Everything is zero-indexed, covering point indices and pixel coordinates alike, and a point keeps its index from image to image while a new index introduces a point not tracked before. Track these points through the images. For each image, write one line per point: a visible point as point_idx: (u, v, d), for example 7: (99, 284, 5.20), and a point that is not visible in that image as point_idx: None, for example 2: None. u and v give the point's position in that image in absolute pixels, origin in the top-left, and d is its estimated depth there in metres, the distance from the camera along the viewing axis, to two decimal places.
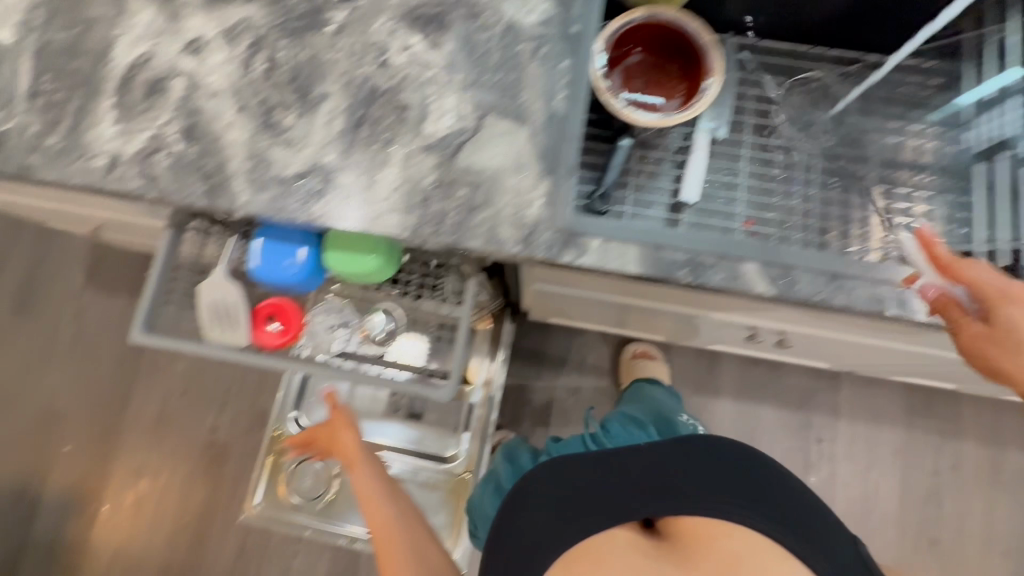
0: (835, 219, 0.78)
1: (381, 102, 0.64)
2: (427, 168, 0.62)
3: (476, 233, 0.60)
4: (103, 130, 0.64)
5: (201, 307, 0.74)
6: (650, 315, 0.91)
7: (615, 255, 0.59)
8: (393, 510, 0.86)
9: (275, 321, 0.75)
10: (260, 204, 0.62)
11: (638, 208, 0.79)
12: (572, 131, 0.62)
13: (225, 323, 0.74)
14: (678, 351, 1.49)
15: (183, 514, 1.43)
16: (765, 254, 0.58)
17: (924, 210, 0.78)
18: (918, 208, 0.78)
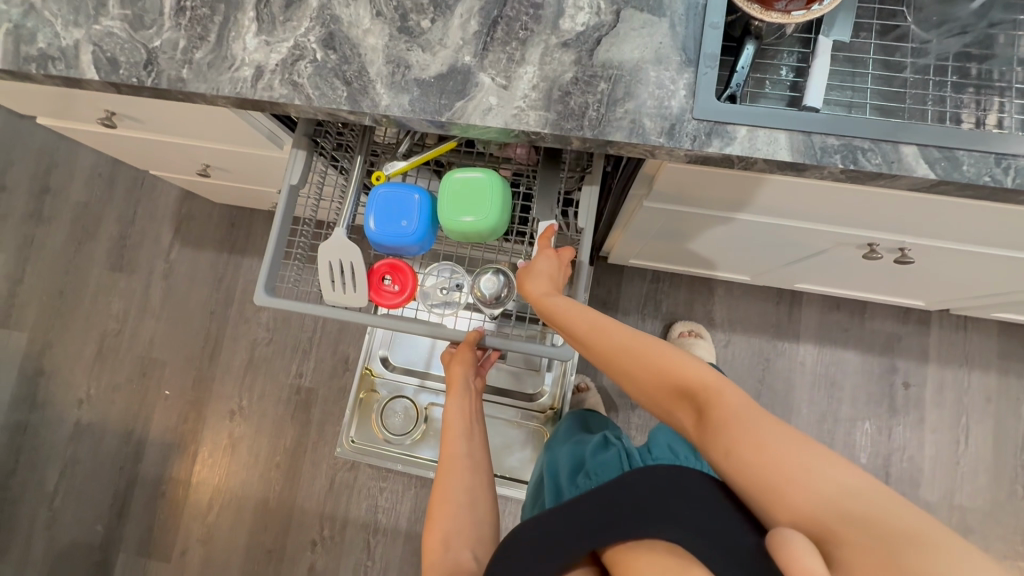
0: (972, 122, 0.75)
1: (515, 2, 0.64)
2: (564, 65, 0.62)
3: (619, 126, 0.60)
4: (248, 42, 0.66)
5: (322, 267, 0.71)
6: (753, 231, 0.89)
7: (763, 143, 0.58)
8: (470, 481, 0.74)
9: (389, 278, 0.74)
10: (401, 105, 0.63)
11: None
12: (713, 21, 0.61)
13: (344, 283, 0.72)
14: (756, 296, 1.46)
15: (273, 455, 1.49)
16: (927, 136, 0.56)
17: None
18: None
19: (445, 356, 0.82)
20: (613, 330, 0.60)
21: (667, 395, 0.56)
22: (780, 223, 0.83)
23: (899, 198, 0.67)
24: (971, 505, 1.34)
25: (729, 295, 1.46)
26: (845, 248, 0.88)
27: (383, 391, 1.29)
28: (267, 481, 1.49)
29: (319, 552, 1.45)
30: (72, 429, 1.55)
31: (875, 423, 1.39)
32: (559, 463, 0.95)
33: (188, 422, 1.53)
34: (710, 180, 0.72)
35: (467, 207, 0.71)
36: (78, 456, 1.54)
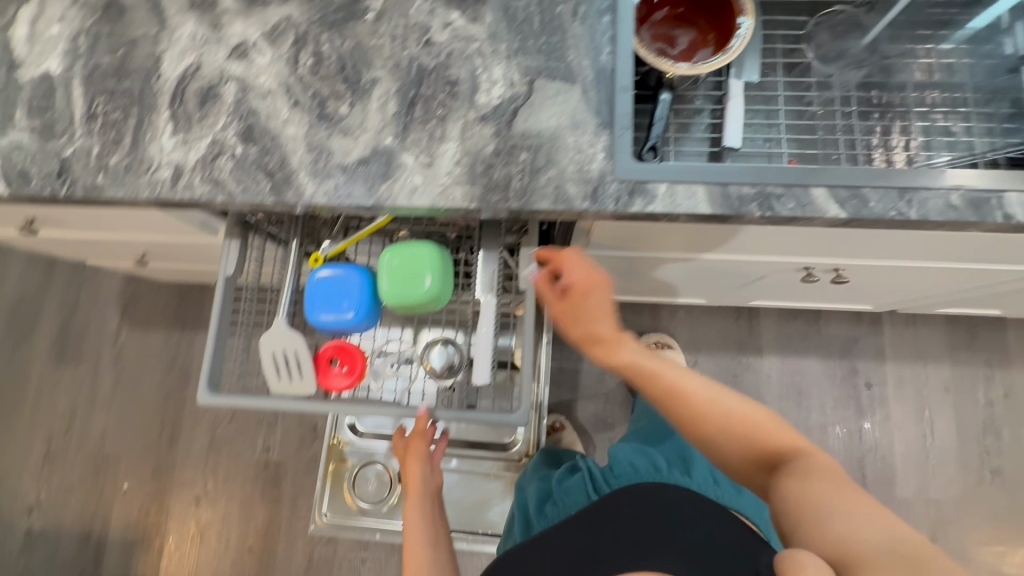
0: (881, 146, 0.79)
1: (431, 80, 0.65)
2: (485, 138, 0.63)
3: (543, 194, 0.61)
4: (164, 142, 0.65)
5: (265, 358, 0.70)
6: (695, 265, 0.91)
7: (683, 198, 0.60)
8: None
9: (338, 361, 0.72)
10: (326, 193, 0.63)
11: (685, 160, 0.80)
12: (623, 83, 0.63)
13: (289, 371, 0.70)
14: (716, 316, 1.48)
15: (245, 537, 1.42)
16: (834, 176, 0.59)
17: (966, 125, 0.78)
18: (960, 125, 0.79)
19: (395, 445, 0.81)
20: (691, 389, 0.61)
21: (749, 460, 0.58)
22: (720, 258, 0.85)
23: (819, 232, 0.70)
24: (945, 496, 1.37)
25: (689, 317, 1.49)
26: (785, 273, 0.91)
27: (353, 459, 1.25)
28: (241, 567, 1.41)
29: None
30: None
31: (844, 427, 1.42)
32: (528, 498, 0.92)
33: (150, 515, 1.44)
34: (645, 231, 0.73)
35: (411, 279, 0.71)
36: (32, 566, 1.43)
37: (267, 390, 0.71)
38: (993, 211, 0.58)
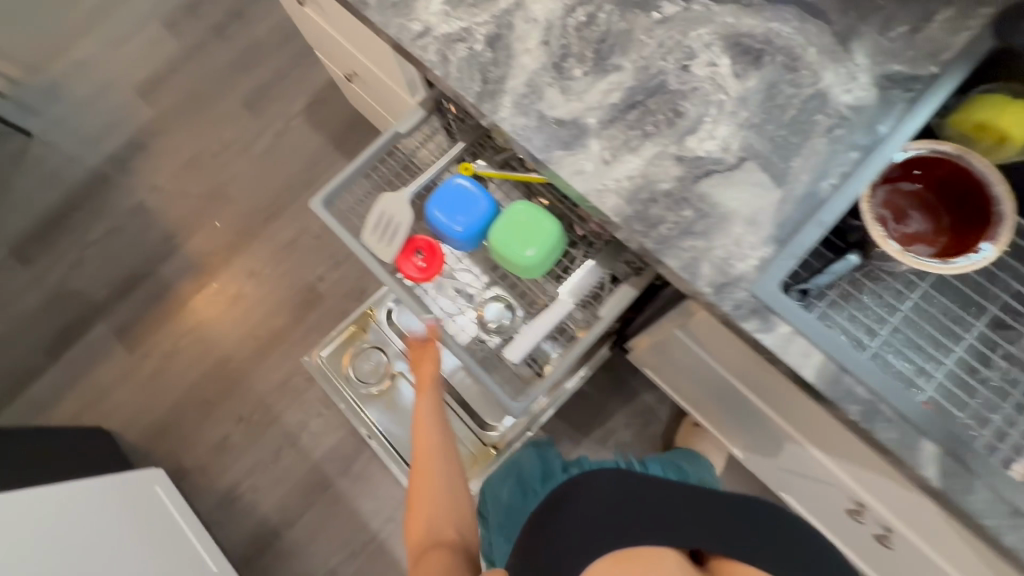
0: None
1: (661, 99, 0.65)
2: (667, 175, 0.63)
3: (678, 254, 0.60)
4: (431, 4, 0.72)
5: (374, 212, 0.78)
6: (740, 407, 0.87)
7: (797, 350, 0.57)
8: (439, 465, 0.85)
9: (422, 255, 0.78)
10: (514, 127, 0.66)
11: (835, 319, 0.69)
12: (823, 218, 0.59)
13: (385, 235, 0.78)
14: (741, 478, 1.38)
15: (258, 327, 1.61)
16: (950, 444, 0.53)
17: None
18: None
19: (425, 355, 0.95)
20: None
21: None
22: (784, 429, 0.81)
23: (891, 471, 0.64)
24: None
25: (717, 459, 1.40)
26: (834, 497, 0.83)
27: (370, 336, 1.36)
28: (241, 345, 1.60)
29: (239, 428, 1.54)
30: (135, 206, 1.76)
31: None
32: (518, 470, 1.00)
33: (216, 256, 1.68)
34: (740, 353, 0.72)
35: (523, 235, 0.74)
36: (125, 228, 1.74)
37: (360, 240, 0.79)
38: None
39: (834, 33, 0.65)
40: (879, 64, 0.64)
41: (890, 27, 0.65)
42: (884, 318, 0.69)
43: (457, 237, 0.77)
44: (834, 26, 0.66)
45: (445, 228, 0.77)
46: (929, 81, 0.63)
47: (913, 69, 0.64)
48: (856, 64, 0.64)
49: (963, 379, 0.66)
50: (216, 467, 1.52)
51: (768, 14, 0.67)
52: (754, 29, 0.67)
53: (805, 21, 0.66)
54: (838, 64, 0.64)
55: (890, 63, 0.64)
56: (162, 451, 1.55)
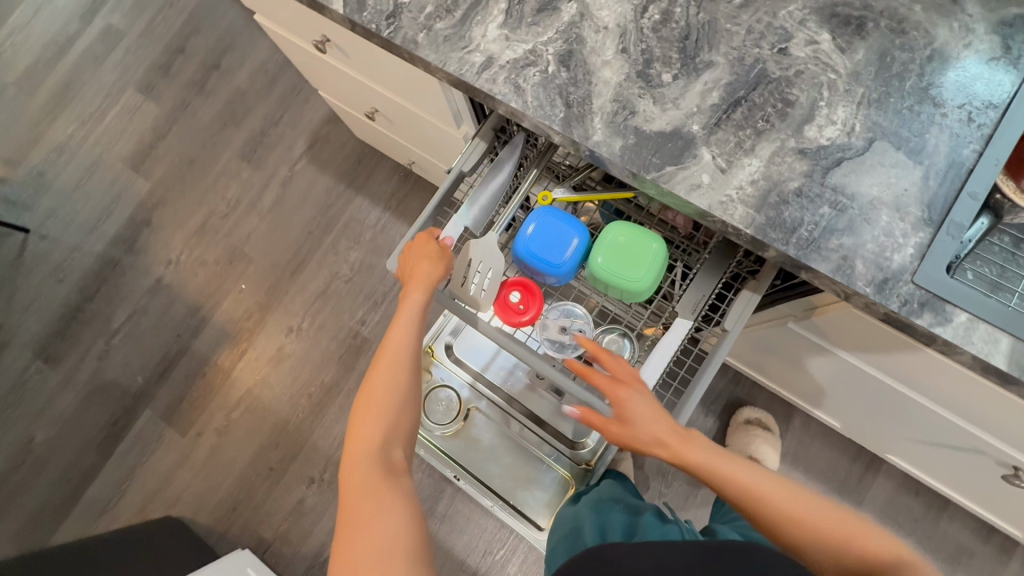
0: None
1: (767, 90, 0.60)
2: (792, 172, 0.58)
3: (827, 255, 0.56)
4: (489, 30, 0.66)
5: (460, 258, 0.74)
6: (872, 386, 0.82)
7: (982, 337, 0.52)
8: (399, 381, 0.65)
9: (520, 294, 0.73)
10: (614, 149, 0.61)
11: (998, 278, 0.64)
12: (974, 189, 0.55)
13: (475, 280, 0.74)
14: (833, 443, 1.36)
15: (309, 384, 1.56)
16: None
17: None
18: None
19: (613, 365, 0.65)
20: None
21: None
22: (933, 409, 0.76)
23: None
24: None
25: (805, 429, 1.37)
26: (984, 460, 0.80)
27: (435, 374, 1.24)
28: (295, 405, 1.55)
29: (313, 490, 1.49)
30: (153, 283, 1.69)
31: None
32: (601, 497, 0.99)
33: (249, 320, 1.62)
34: (894, 347, 0.65)
35: (625, 259, 0.69)
36: (148, 308, 1.67)
37: (446, 289, 0.75)
38: None
39: None
40: (991, 12, 0.60)
41: None
42: None
43: (554, 270, 0.72)
44: None
45: (540, 263, 0.72)
46: None
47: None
48: (967, 16, 0.60)
49: None
50: (298, 535, 1.47)
51: None
52: None
53: None
54: (948, 20, 0.60)
55: (1004, 8, 0.60)
56: (238, 529, 1.49)
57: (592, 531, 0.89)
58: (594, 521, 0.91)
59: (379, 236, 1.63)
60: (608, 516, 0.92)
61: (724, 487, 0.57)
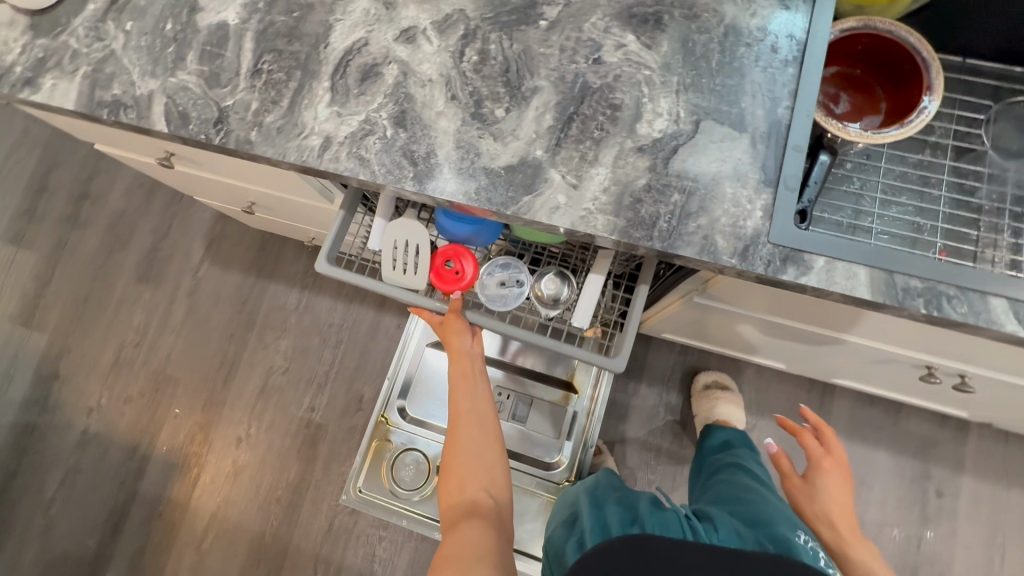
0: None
1: (594, 101, 0.63)
2: (638, 171, 0.60)
3: (690, 238, 0.58)
4: (319, 111, 0.66)
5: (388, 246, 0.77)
6: (779, 330, 0.88)
7: (841, 275, 0.56)
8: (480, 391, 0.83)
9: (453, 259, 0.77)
10: (470, 192, 0.62)
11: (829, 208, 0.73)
12: (796, 143, 0.59)
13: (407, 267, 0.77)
14: (786, 381, 1.42)
15: (274, 489, 1.48)
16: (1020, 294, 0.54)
17: None
18: None
19: (835, 454, 0.93)
20: None
21: None
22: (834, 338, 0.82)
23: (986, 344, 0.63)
24: None
25: (758, 376, 1.43)
26: (906, 369, 0.86)
27: (396, 441, 1.28)
28: (266, 515, 1.47)
29: None
30: (79, 437, 1.57)
31: (904, 530, 1.34)
32: (599, 495, 0.91)
33: (194, 442, 1.53)
34: (787, 298, 0.69)
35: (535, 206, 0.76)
36: (80, 465, 1.55)
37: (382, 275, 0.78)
38: None
39: None
40: None
41: None
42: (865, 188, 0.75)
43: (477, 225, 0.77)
44: None
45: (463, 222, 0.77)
46: None
47: None
48: None
49: (951, 231, 0.73)
50: None
51: None
52: None
53: None
54: None
55: None
56: None
57: (590, 529, 0.82)
58: (592, 513, 0.86)
59: (305, 317, 1.58)
60: (603, 508, 0.86)
61: (844, 557, 0.85)
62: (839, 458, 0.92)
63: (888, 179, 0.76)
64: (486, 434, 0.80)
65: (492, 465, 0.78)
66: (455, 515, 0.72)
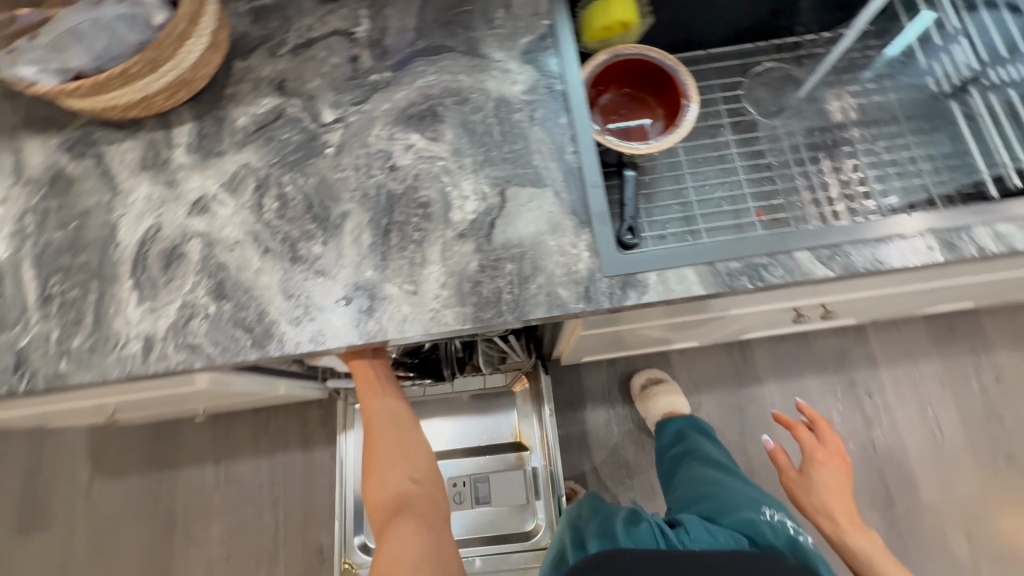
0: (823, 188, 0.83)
1: (403, 206, 0.64)
2: (467, 255, 0.62)
3: (537, 299, 0.60)
4: (130, 314, 0.62)
5: None
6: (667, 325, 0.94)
7: (675, 282, 0.60)
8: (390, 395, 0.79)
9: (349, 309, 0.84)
10: (316, 337, 0.60)
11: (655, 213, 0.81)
12: (592, 180, 0.64)
13: None
14: (708, 351, 1.50)
15: None
16: (887, 236, 0.60)
17: (868, 147, 0.84)
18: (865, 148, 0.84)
19: (828, 441, 0.98)
20: None
21: None
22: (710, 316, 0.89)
23: (869, 280, 0.70)
24: (966, 493, 1.39)
25: (683, 357, 1.50)
26: (781, 318, 0.94)
27: None
28: None
29: None
30: None
31: (857, 439, 1.43)
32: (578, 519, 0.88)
33: None
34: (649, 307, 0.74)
35: None
36: None
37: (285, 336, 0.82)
38: (960, 237, 0.60)
39: (463, 54, 0.70)
40: (511, 48, 0.70)
41: (491, 18, 0.72)
42: (678, 186, 0.83)
43: None
44: (458, 49, 0.71)
45: None
46: (553, 32, 0.71)
47: (534, 31, 0.71)
48: (499, 61, 0.70)
49: (758, 193, 0.83)
50: None
51: (408, 79, 0.70)
52: (410, 97, 0.69)
53: (437, 63, 0.70)
54: (488, 71, 0.69)
55: (516, 41, 0.71)
56: None
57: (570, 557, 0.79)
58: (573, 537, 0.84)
59: (230, 490, 1.44)
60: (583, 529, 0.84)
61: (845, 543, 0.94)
62: (833, 446, 0.98)
63: (692, 171, 0.85)
64: (404, 433, 0.78)
65: (414, 455, 0.77)
66: (385, 513, 0.72)
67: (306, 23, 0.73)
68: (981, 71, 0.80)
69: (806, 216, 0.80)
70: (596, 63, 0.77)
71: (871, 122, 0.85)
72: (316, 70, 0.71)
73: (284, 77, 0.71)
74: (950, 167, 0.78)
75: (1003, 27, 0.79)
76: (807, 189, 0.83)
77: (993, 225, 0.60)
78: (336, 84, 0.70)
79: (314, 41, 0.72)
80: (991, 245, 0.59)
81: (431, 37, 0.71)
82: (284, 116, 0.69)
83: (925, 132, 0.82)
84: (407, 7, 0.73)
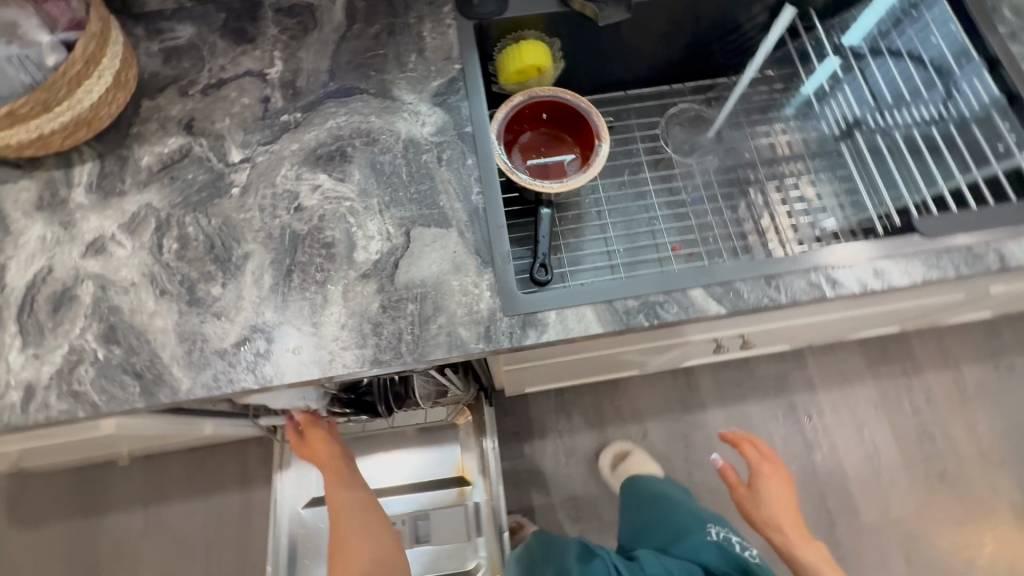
0: (733, 224, 0.86)
1: (307, 247, 0.64)
2: (368, 296, 0.62)
3: (437, 340, 0.60)
4: (11, 360, 0.59)
5: None
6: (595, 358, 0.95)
7: (574, 321, 0.61)
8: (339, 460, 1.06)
9: None
10: (210, 382, 0.59)
11: (574, 250, 0.83)
12: (496, 221, 0.65)
13: None
14: (653, 378, 1.51)
15: None
16: (809, 267, 0.63)
17: (773, 182, 0.89)
18: (769, 183, 0.89)
19: (767, 456, 0.95)
20: None
21: None
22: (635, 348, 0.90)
23: (773, 313, 0.72)
24: (902, 514, 1.42)
25: (629, 385, 1.51)
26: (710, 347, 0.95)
27: None
28: None
29: None
30: None
31: (798, 463, 1.46)
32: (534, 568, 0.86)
33: None
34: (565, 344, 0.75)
35: None
36: None
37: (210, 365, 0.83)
38: (842, 273, 0.63)
39: (374, 96, 0.72)
40: (422, 91, 0.72)
41: (404, 62, 0.73)
42: (598, 223, 0.85)
43: None
44: (370, 92, 0.72)
45: None
46: (460, 77, 0.72)
47: (445, 75, 0.73)
48: (409, 104, 0.71)
49: (675, 229, 0.86)
50: None
51: (319, 120, 0.70)
52: (320, 138, 0.69)
53: (348, 104, 0.71)
54: (398, 114, 0.71)
55: (427, 84, 0.72)
56: None
57: None
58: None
59: (160, 535, 1.36)
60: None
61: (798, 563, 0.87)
62: (773, 460, 0.93)
63: (611, 208, 0.87)
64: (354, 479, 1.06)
65: (360, 547, 0.98)
66: None
67: (219, 63, 0.73)
68: (864, 116, 0.86)
69: (718, 251, 0.83)
70: (512, 106, 0.78)
71: (773, 160, 0.91)
72: (226, 109, 0.71)
73: (192, 117, 0.70)
74: (850, 201, 0.85)
75: (888, 76, 0.85)
76: (721, 224, 0.86)
77: (874, 262, 0.64)
78: (246, 124, 0.70)
79: (226, 82, 0.72)
80: (871, 282, 0.63)
81: (344, 80, 0.72)
82: (190, 155, 0.69)
83: (824, 171, 0.88)
84: (321, 50, 0.74)
